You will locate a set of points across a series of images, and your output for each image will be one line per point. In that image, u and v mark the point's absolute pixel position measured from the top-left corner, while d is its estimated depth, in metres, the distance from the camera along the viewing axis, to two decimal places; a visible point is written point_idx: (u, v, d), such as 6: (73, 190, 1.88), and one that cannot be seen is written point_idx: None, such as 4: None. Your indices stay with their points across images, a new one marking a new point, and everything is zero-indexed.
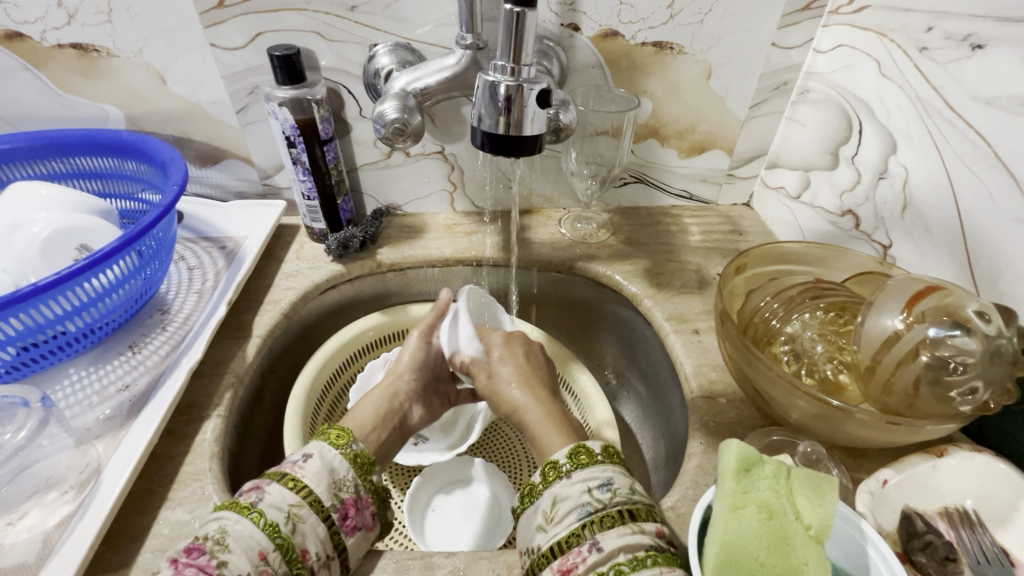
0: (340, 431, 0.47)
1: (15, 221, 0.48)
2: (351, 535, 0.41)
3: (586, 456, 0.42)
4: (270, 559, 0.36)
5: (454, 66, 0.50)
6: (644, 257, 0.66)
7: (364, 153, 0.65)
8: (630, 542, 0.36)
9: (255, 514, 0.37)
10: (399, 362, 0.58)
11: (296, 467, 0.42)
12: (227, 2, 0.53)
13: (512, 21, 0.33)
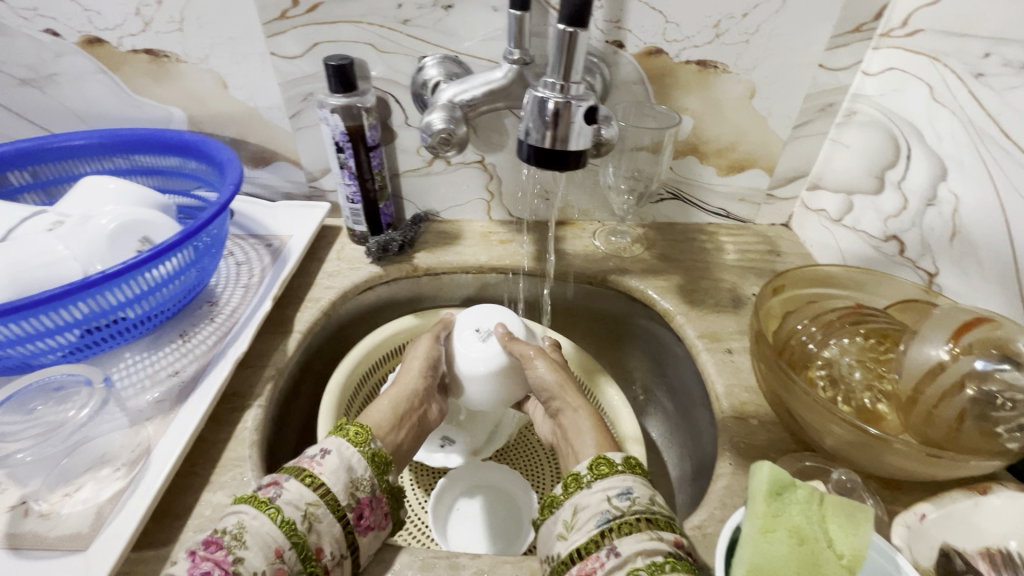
0: (358, 428, 0.46)
1: (86, 213, 0.52)
2: (365, 534, 0.41)
3: (609, 466, 0.42)
4: (285, 557, 0.36)
5: (500, 80, 0.51)
6: (678, 273, 0.66)
7: (407, 160, 0.67)
8: (648, 547, 0.36)
9: (273, 510, 0.37)
10: (410, 361, 0.58)
11: (314, 462, 0.42)
12: (288, 13, 0.56)
13: (564, 40, 0.34)
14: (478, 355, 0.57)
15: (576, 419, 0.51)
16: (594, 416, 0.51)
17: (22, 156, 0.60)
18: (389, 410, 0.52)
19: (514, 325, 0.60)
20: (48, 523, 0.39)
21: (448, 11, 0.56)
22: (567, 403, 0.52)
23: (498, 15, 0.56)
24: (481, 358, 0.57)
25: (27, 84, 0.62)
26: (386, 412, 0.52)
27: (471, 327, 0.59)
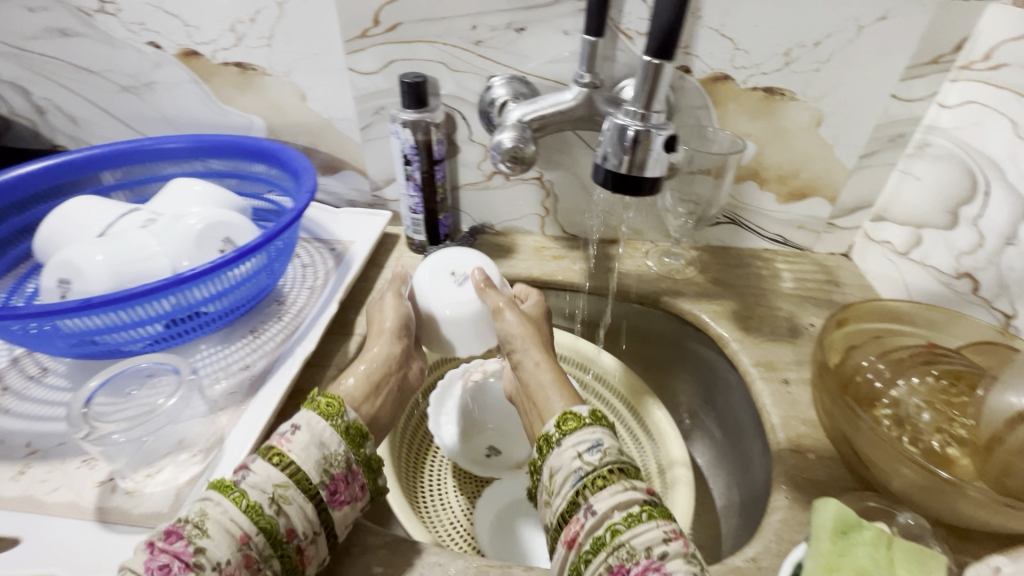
0: (329, 400, 0.45)
1: (176, 213, 0.56)
2: (338, 509, 0.41)
3: (575, 417, 0.44)
4: (252, 541, 0.36)
5: (569, 101, 0.53)
6: (733, 299, 0.65)
7: (468, 173, 0.69)
8: (623, 500, 0.37)
9: (235, 495, 0.37)
10: (381, 322, 0.55)
11: (281, 439, 0.41)
12: (369, 32, 0.59)
13: (649, 71, 0.34)
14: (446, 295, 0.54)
15: (540, 373, 0.51)
16: (554, 370, 0.52)
17: (118, 157, 0.65)
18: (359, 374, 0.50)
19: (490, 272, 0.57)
20: (132, 500, 0.42)
21: (520, 33, 0.58)
22: (529, 358, 0.52)
23: (569, 38, 0.58)
24: (447, 300, 0.54)
25: (127, 91, 0.67)
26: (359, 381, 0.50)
27: (444, 268, 0.56)
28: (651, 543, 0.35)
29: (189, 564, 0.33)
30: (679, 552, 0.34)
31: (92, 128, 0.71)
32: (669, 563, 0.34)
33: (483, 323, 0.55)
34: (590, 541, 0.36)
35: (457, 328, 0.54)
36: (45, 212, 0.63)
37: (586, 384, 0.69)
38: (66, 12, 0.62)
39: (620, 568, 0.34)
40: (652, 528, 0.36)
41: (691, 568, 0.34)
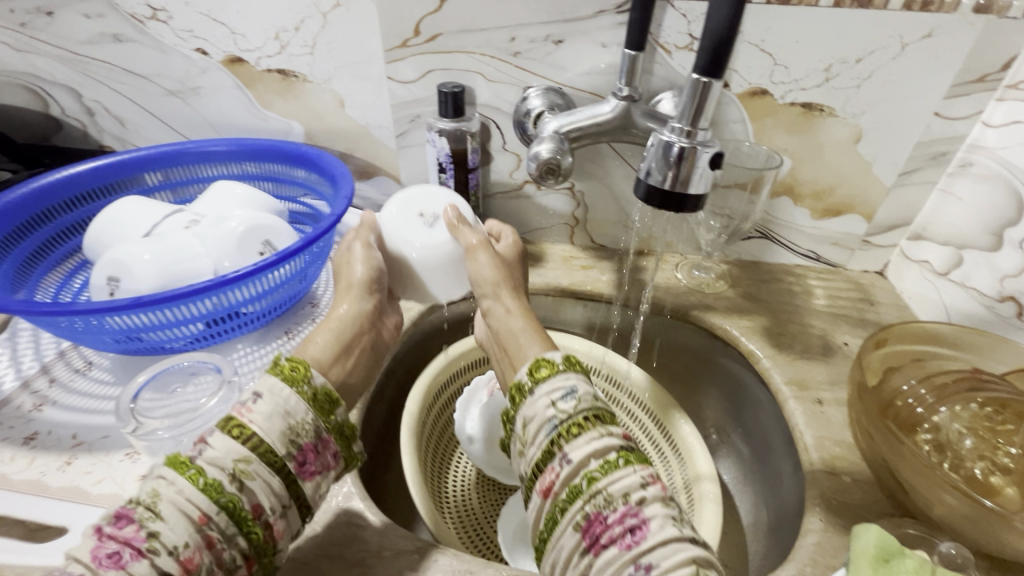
0: (294, 364, 0.43)
1: (219, 215, 0.57)
2: (309, 479, 0.39)
3: (550, 364, 0.42)
4: (213, 521, 0.34)
5: (607, 114, 0.53)
6: (764, 315, 0.65)
7: (500, 182, 0.70)
8: (599, 448, 0.37)
9: (191, 473, 0.35)
10: (349, 274, 0.53)
11: (241, 409, 0.38)
12: (409, 42, 0.60)
13: (697, 89, 0.35)
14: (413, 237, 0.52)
15: (512, 322, 0.49)
16: (527, 316, 0.50)
17: (162, 159, 0.67)
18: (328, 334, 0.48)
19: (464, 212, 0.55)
20: None
21: (558, 45, 0.59)
22: (502, 303, 0.51)
23: (607, 51, 0.58)
24: (414, 242, 0.52)
25: (173, 95, 0.70)
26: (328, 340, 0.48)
27: (411, 210, 0.54)
28: (629, 489, 0.35)
29: (141, 550, 0.32)
30: (656, 496, 0.35)
31: (138, 130, 0.74)
32: (647, 508, 0.35)
33: (453, 266, 0.53)
34: (567, 489, 0.36)
35: (425, 272, 0.52)
36: (93, 211, 0.65)
37: (614, 397, 0.69)
38: (119, 19, 0.64)
39: (597, 514, 0.35)
40: (631, 473, 0.36)
41: (667, 510, 0.35)
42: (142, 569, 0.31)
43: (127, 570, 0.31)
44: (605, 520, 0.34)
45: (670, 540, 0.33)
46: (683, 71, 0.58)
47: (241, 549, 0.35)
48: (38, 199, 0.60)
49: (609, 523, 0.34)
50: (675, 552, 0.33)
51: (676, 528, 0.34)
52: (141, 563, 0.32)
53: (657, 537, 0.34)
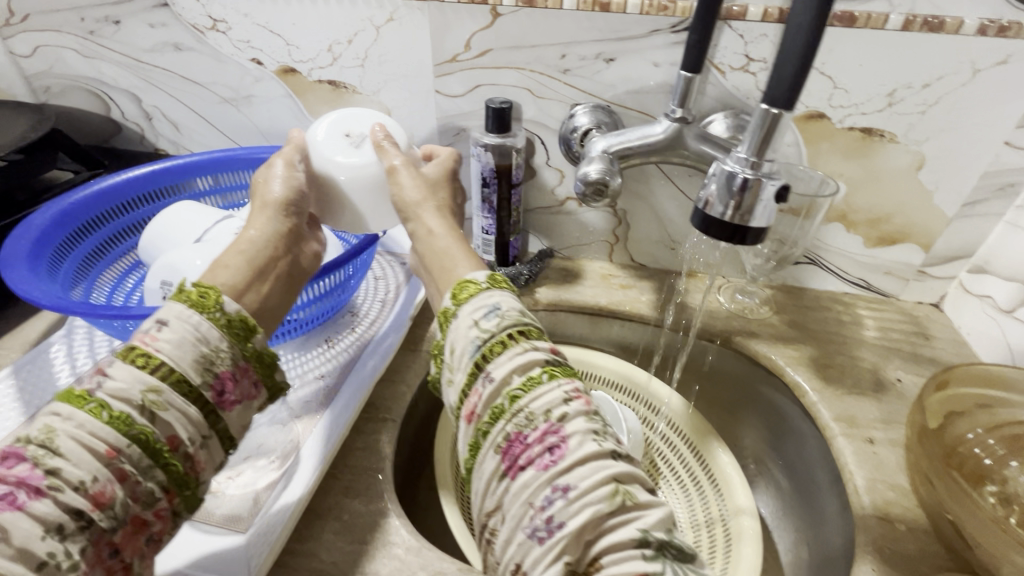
0: (204, 291, 0.40)
1: None
2: (228, 409, 0.39)
3: (472, 286, 0.42)
4: (125, 454, 0.33)
5: (659, 135, 0.52)
6: (811, 344, 0.62)
7: (542, 197, 0.69)
8: (522, 364, 0.37)
9: (92, 407, 0.33)
10: (266, 193, 0.50)
11: (144, 338, 0.36)
12: (459, 57, 0.61)
13: (766, 119, 0.33)
14: (339, 160, 0.51)
15: (441, 241, 0.49)
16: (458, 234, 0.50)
17: (213, 165, 0.69)
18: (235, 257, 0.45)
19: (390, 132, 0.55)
20: (214, 500, 0.43)
21: (608, 63, 0.58)
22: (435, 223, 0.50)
23: (659, 70, 0.57)
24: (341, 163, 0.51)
25: (227, 102, 0.72)
26: (240, 263, 0.45)
27: (338, 131, 0.53)
28: (551, 406, 0.35)
29: (41, 489, 0.30)
30: (579, 411, 0.35)
31: (191, 134, 0.76)
32: (568, 425, 0.35)
33: (381, 188, 0.52)
34: (488, 409, 0.37)
35: (351, 197, 0.52)
36: (148, 213, 0.67)
37: (653, 425, 0.68)
38: (181, 28, 0.66)
39: (517, 434, 0.35)
40: (554, 388, 0.37)
41: (590, 425, 0.35)
42: (47, 508, 0.30)
43: (27, 510, 0.29)
44: (524, 439, 0.35)
45: (589, 456, 0.33)
46: (737, 93, 0.57)
47: (159, 480, 0.35)
48: (99, 200, 0.62)
49: (528, 443, 0.35)
50: (595, 470, 0.33)
51: (599, 443, 0.34)
52: (44, 501, 0.30)
53: (576, 453, 0.34)
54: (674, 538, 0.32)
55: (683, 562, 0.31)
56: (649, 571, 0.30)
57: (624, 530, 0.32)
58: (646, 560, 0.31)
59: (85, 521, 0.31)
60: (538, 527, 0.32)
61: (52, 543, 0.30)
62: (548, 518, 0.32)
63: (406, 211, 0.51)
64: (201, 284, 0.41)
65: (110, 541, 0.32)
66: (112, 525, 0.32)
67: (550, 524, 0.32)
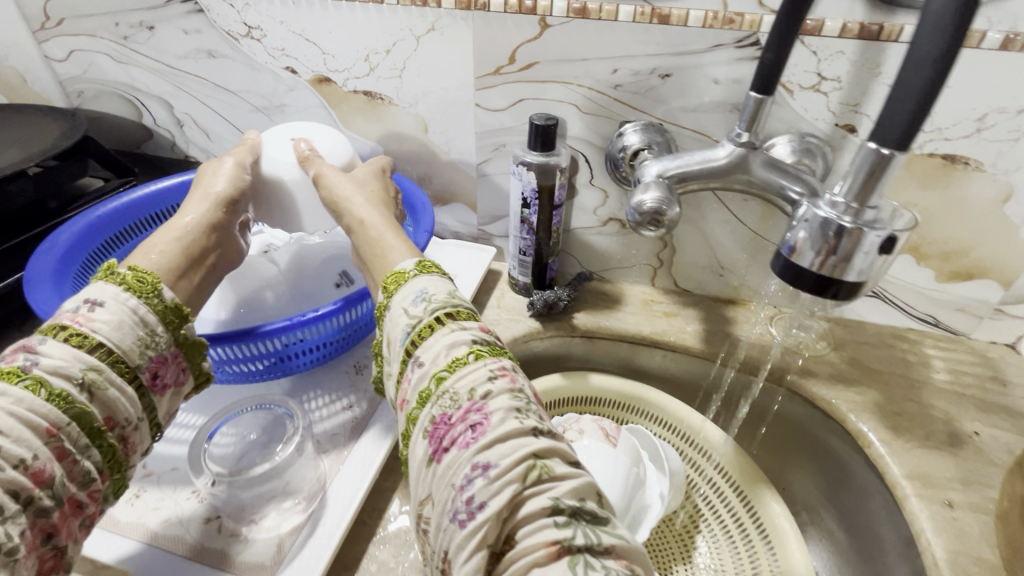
0: (141, 276, 0.43)
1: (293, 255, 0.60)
2: (160, 392, 0.42)
3: (401, 275, 0.46)
4: (64, 432, 0.35)
5: (722, 160, 0.48)
6: (875, 388, 0.57)
7: (582, 218, 0.66)
8: (451, 346, 0.40)
9: (29, 384, 0.34)
10: (210, 187, 0.53)
11: (78, 320, 0.38)
12: (503, 70, 0.57)
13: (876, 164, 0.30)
14: (283, 162, 0.56)
15: (379, 233, 0.52)
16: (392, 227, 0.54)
17: None
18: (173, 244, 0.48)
19: (329, 139, 0.60)
20: (236, 545, 0.40)
21: (664, 79, 0.54)
22: (371, 215, 0.53)
23: (718, 87, 0.53)
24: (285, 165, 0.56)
25: (259, 111, 0.69)
26: (175, 250, 0.48)
27: (285, 135, 0.59)
28: (475, 384, 0.37)
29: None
30: (502, 388, 0.37)
31: (222, 142, 0.74)
32: (492, 402, 0.36)
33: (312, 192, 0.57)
34: (418, 393, 0.39)
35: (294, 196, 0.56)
36: None
37: (702, 470, 0.63)
38: (215, 35, 0.64)
39: (444, 416, 0.36)
40: (480, 367, 0.38)
41: (513, 402, 0.37)
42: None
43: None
44: (448, 420, 0.36)
45: (509, 433, 0.35)
46: (805, 114, 0.52)
47: (95, 460, 0.37)
48: (125, 214, 0.61)
49: (452, 424, 0.36)
50: (515, 447, 0.34)
51: (520, 421, 0.35)
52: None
53: (497, 430, 0.35)
54: (586, 504, 0.34)
55: (595, 526, 0.33)
56: (559, 538, 0.31)
57: (536, 501, 0.32)
58: (558, 528, 0.32)
59: (25, 498, 0.32)
60: (460, 509, 0.33)
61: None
62: (469, 499, 0.33)
63: (342, 208, 0.54)
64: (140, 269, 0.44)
65: (45, 523, 0.34)
66: (48, 505, 0.34)
67: (471, 505, 0.32)
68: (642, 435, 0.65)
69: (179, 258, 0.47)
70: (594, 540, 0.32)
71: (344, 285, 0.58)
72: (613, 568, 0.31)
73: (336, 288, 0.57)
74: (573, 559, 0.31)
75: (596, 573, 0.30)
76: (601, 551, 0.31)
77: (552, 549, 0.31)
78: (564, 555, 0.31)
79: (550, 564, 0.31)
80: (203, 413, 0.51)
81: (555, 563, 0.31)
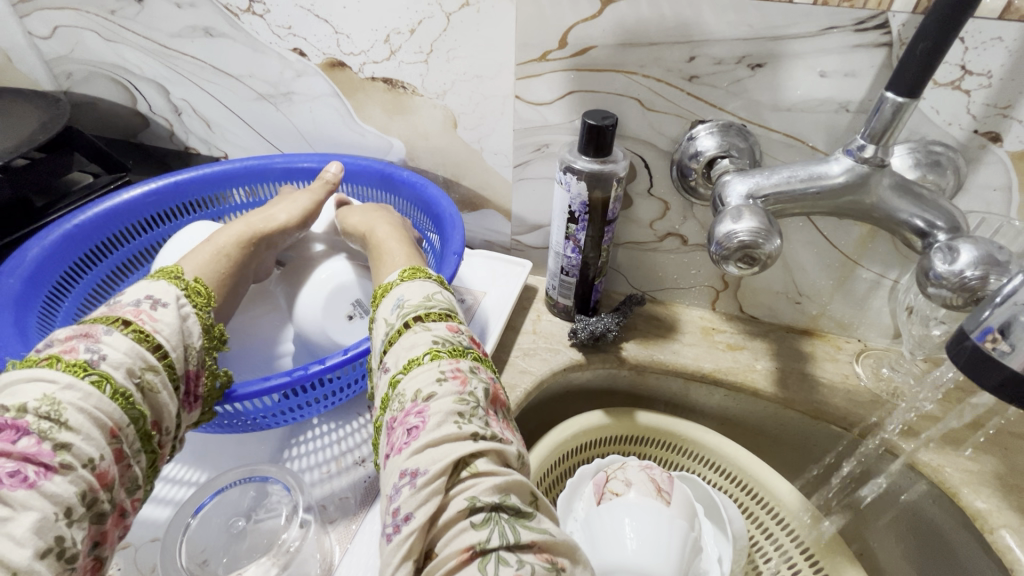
0: (196, 288, 0.41)
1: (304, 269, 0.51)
2: (190, 408, 0.38)
3: (387, 286, 0.41)
4: (124, 433, 0.32)
5: (835, 178, 0.37)
6: (993, 453, 0.47)
7: (635, 231, 0.56)
8: (410, 348, 0.35)
9: (96, 379, 0.31)
10: (271, 214, 0.52)
11: (142, 317, 0.35)
12: (550, 55, 0.47)
13: None
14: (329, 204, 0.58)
15: (384, 239, 0.49)
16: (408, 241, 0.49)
17: (247, 175, 0.60)
18: (214, 256, 0.46)
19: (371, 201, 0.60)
20: None
21: (754, 70, 0.43)
22: (384, 229, 0.50)
23: (824, 83, 0.42)
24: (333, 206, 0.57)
25: (264, 99, 0.60)
26: (217, 255, 0.46)
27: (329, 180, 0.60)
28: (421, 386, 0.33)
29: (51, 467, 0.28)
30: (449, 391, 0.32)
31: (223, 134, 0.66)
32: (433, 403, 0.32)
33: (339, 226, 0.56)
34: (379, 398, 0.35)
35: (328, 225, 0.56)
36: (171, 231, 0.59)
37: (769, 532, 0.54)
38: (213, 9, 0.55)
39: (391, 421, 0.33)
40: (432, 368, 0.34)
41: (457, 406, 0.32)
42: (58, 487, 0.28)
43: (39, 489, 0.28)
44: (393, 424, 0.33)
45: (443, 438, 0.31)
46: (934, 117, 0.41)
47: (142, 467, 0.34)
48: (111, 219, 0.54)
49: (395, 428, 0.33)
50: (445, 453, 0.30)
51: (460, 425, 0.31)
52: (56, 481, 0.28)
53: (433, 433, 0.31)
54: (511, 497, 0.30)
55: (517, 520, 0.29)
56: (474, 542, 0.28)
57: (456, 502, 0.29)
58: (474, 529, 0.28)
59: (90, 500, 0.30)
60: (389, 522, 0.30)
61: (61, 527, 0.28)
62: (396, 511, 0.30)
63: (351, 229, 0.52)
64: (199, 282, 0.43)
65: (99, 530, 0.31)
66: (107, 510, 0.31)
67: (397, 518, 0.29)
68: (695, 484, 0.56)
69: (215, 277, 0.45)
70: (510, 537, 0.28)
71: (358, 316, 0.49)
72: (529, 564, 0.27)
73: (349, 321, 0.48)
74: (483, 561, 0.27)
75: (508, 570, 0.27)
76: (518, 547, 0.28)
77: (465, 554, 0.28)
78: (475, 560, 0.27)
79: (461, 571, 0.27)
80: (204, 469, 0.44)
81: (466, 570, 0.27)
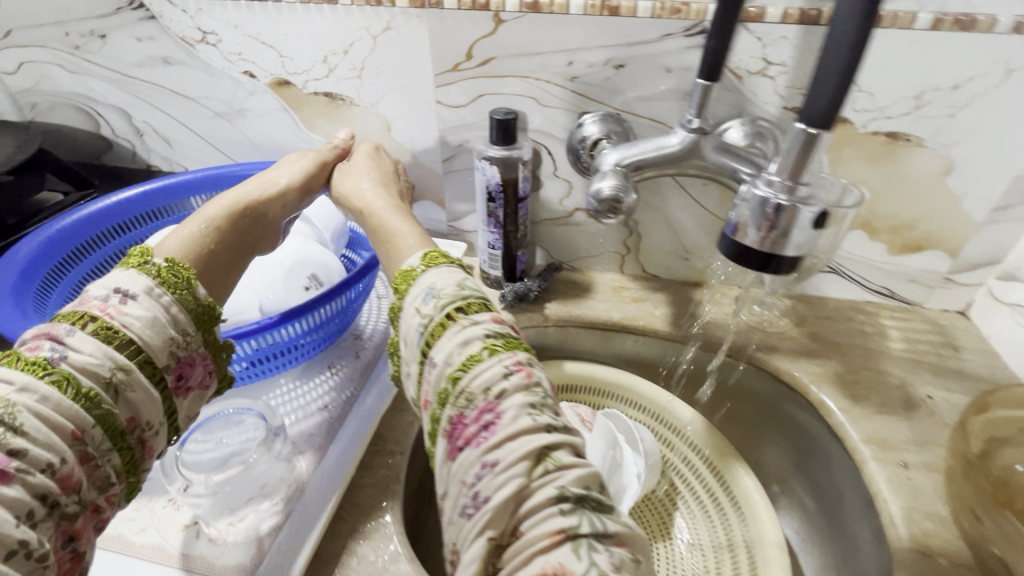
0: (177, 270, 0.41)
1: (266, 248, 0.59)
2: (183, 395, 0.41)
3: (410, 273, 0.44)
4: (88, 435, 0.34)
5: (675, 146, 0.49)
6: (835, 359, 0.60)
7: (548, 210, 0.67)
8: (464, 340, 0.37)
9: (55, 379, 0.33)
10: (272, 179, 0.56)
11: (110, 312, 0.37)
12: (461, 66, 0.58)
13: (808, 140, 0.35)
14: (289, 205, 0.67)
15: (384, 220, 0.53)
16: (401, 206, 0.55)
17: (208, 182, 0.68)
18: (202, 231, 0.48)
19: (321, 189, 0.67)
20: (216, 549, 0.42)
21: (618, 70, 0.55)
22: (380, 200, 0.55)
23: (671, 76, 0.54)
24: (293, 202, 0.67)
25: (219, 116, 0.69)
26: (205, 230, 0.48)
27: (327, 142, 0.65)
28: (490, 383, 0.35)
29: (8, 472, 0.30)
30: (519, 386, 0.35)
31: (184, 150, 0.73)
32: (506, 400, 0.34)
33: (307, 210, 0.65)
34: (436, 394, 0.37)
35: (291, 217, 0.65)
36: (141, 236, 0.67)
37: (677, 449, 0.65)
38: (170, 42, 0.64)
39: (459, 418, 0.35)
40: (494, 364, 0.36)
41: (528, 399, 0.35)
42: (15, 490, 0.30)
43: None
44: (462, 420, 0.35)
45: (521, 430, 0.33)
46: (754, 98, 0.54)
47: (114, 466, 0.36)
48: (86, 226, 0.62)
49: (465, 424, 0.35)
50: (526, 443, 0.33)
51: (534, 417, 0.34)
52: (12, 485, 0.30)
53: (509, 428, 0.34)
54: (593, 491, 0.33)
55: (601, 513, 0.32)
56: (564, 526, 0.30)
57: (544, 491, 0.32)
58: (563, 516, 0.31)
59: (52, 503, 0.31)
60: (469, 504, 0.33)
61: (25, 531, 0.30)
62: (476, 493, 0.33)
63: (348, 197, 0.57)
64: (173, 262, 0.42)
65: (71, 527, 0.33)
66: (77, 510, 0.33)
67: (478, 499, 0.32)
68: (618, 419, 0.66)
69: (198, 254, 0.46)
70: (599, 526, 0.31)
71: (314, 288, 0.58)
72: (617, 552, 0.30)
73: (306, 292, 0.57)
74: (575, 546, 0.30)
75: (600, 556, 0.29)
76: (605, 536, 0.31)
77: (557, 537, 0.30)
78: (566, 542, 0.30)
79: (553, 551, 0.30)
80: None
81: (557, 551, 0.30)
